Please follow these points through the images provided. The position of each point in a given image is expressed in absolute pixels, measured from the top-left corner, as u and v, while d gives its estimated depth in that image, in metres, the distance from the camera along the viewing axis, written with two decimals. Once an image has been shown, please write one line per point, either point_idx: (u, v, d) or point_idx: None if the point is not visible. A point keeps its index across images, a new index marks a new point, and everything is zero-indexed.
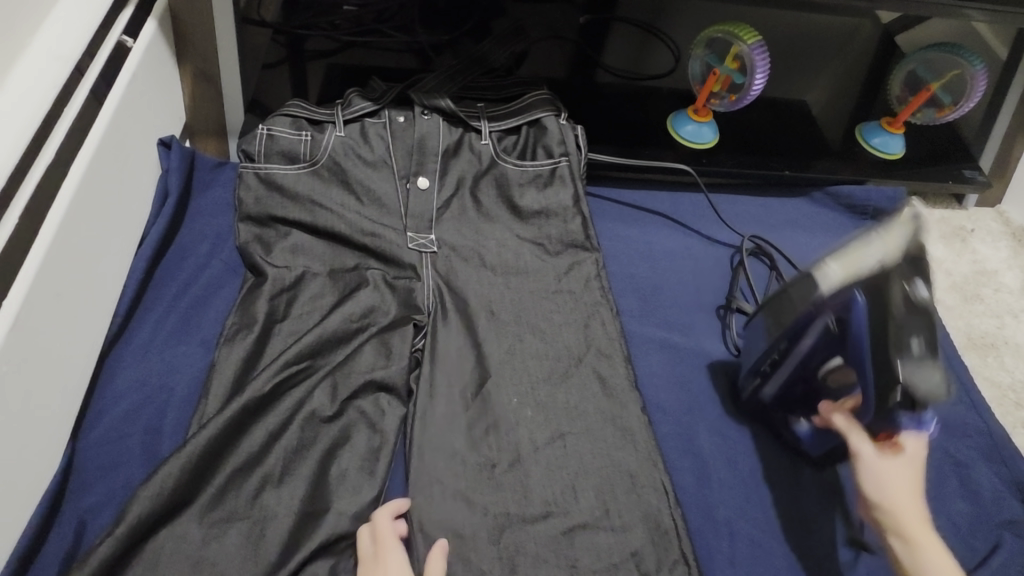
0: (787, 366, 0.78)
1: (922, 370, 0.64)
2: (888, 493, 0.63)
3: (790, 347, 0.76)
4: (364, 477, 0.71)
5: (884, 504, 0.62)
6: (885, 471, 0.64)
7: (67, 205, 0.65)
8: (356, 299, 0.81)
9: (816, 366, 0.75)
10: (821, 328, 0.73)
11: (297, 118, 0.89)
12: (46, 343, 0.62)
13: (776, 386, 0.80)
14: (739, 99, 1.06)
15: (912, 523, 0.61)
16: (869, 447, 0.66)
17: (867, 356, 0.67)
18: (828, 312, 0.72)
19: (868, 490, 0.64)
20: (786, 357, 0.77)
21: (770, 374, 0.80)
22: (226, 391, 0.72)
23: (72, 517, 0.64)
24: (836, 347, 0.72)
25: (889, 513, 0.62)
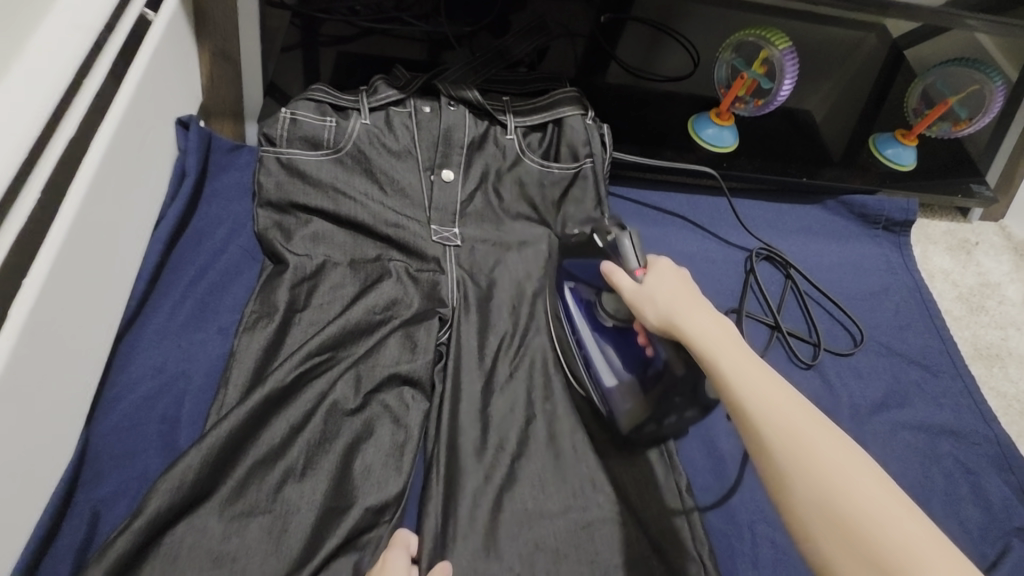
0: (593, 350, 0.75)
1: (597, 229, 0.77)
2: (662, 307, 0.64)
3: (579, 334, 0.77)
4: (390, 472, 0.69)
5: (665, 313, 0.63)
6: (647, 288, 0.66)
7: (90, 179, 0.62)
8: (379, 290, 0.79)
9: (603, 331, 0.75)
10: (573, 296, 0.78)
11: (321, 103, 0.87)
12: (68, 326, 0.60)
13: (608, 374, 0.74)
14: (765, 104, 1.09)
15: (685, 311, 0.62)
16: (627, 284, 0.67)
17: (593, 263, 0.76)
18: (564, 286, 0.80)
19: (649, 302, 0.65)
20: (590, 346, 0.76)
21: (593, 375, 0.75)
22: (246, 381, 0.70)
23: (85, 507, 0.61)
24: (589, 299, 0.77)
25: (666, 309, 0.63)
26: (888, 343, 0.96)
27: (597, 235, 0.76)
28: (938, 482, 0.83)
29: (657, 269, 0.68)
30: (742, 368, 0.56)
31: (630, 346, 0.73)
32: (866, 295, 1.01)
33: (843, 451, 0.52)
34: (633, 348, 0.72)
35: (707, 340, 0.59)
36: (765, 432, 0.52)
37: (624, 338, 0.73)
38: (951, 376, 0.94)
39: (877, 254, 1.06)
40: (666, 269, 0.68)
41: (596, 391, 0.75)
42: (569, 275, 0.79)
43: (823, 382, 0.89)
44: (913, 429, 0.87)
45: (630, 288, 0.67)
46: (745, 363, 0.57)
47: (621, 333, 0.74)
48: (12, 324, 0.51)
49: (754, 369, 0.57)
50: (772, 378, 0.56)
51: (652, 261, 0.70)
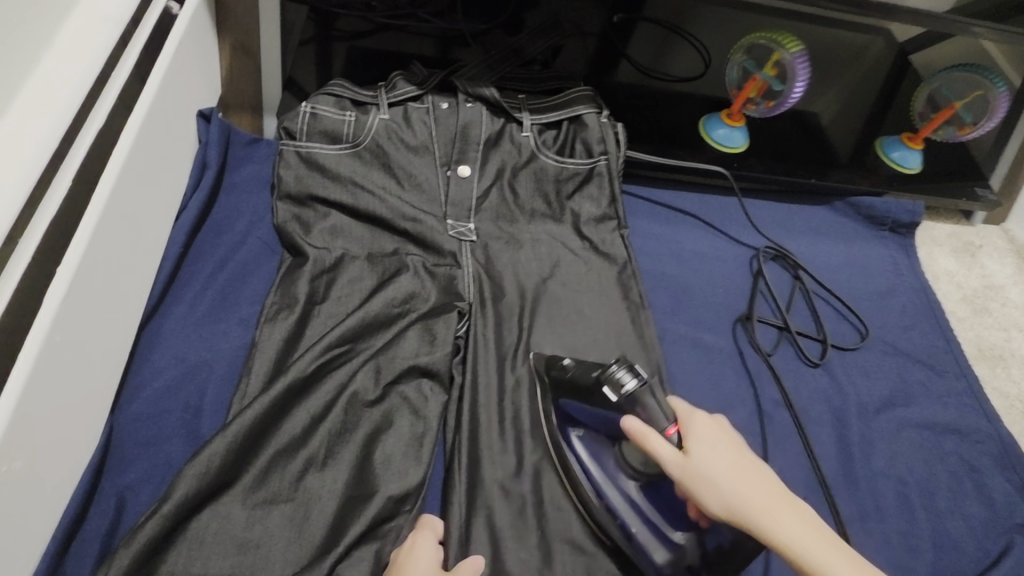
0: (632, 519, 0.67)
1: (603, 377, 0.68)
2: (726, 493, 0.56)
3: (609, 502, 0.68)
4: (409, 463, 0.70)
5: (735, 511, 0.56)
6: (702, 469, 0.58)
7: (118, 171, 0.63)
8: (397, 284, 0.80)
9: (636, 492, 0.68)
10: (586, 447, 0.72)
11: (340, 97, 0.88)
12: (95, 314, 0.61)
13: (661, 551, 0.65)
14: (776, 105, 1.10)
15: (758, 504, 0.56)
16: (673, 456, 0.59)
17: (605, 415, 0.68)
18: (570, 434, 0.73)
19: (715, 495, 0.57)
20: (625, 511, 0.67)
21: (638, 548, 0.66)
22: (268, 371, 0.71)
23: (111, 492, 0.63)
24: (609, 456, 0.71)
25: (735, 502, 0.56)
26: (894, 342, 0.97)
27: (607, 387, 0.66)
28: (942, 480, 0.85)
29: (696, 429, 0.61)
30: (837, 566, 0.53)
31: (674, 510, 0.66)
32: (872, 296, 1.02)
33: None
34: (679, 512, 0.65)
35: (796, 545, 0.54)
36: None
37: (662, 496, 0.67)
38: (955, 376, 0.95)
39: (883, 255, 1.07)
40: (705, 427, 0.61)
41: (648, 567, 0.65)
42: (572, 421, 0.73)
43: (832, 381, 0.91)
44: (918, 427, 0.89)
45: (674, 459, 0.59)
46: (835, 554, 0.54)
47: (655, 490, 0.68)
48: (46, 308, 0.53)
49: (853, 572, 0.53)
50: (860, 565, 0.54)
51: (685, 414, 0.63)
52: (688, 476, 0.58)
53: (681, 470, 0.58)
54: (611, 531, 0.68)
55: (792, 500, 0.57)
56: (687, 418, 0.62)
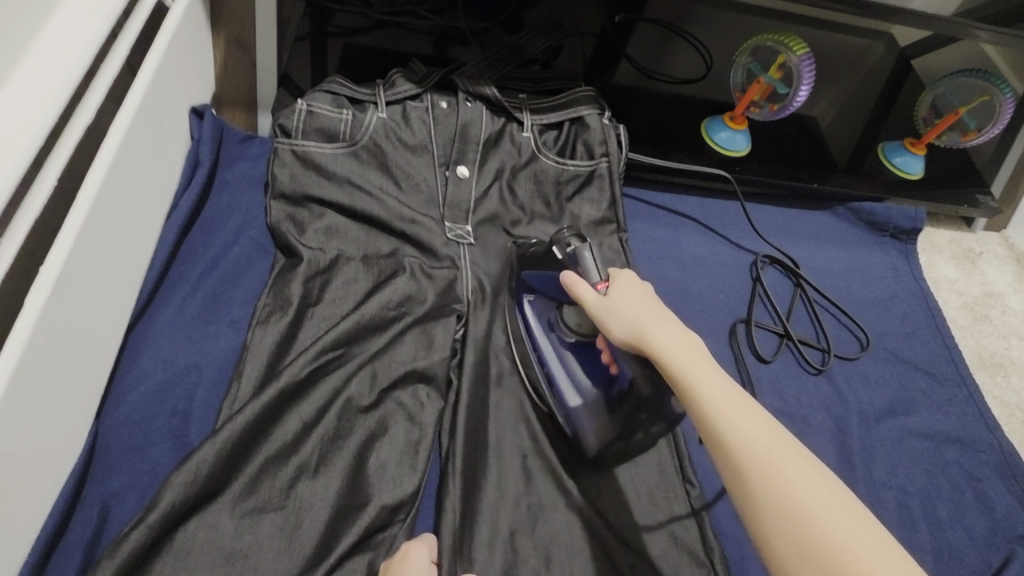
0: (557, 367, 0.74)
1: (557, 242, 0.75)
2: (628, 319, 0.62)
3: (540, 351, 0.76)
4: (404, 470, 0.68)
5: (633, 336, 0.60)
6: (613, 303, 0.64)
7: (106, 169, 0.61)
8: (393, 286, 0.78)
9: (567, 349, 0.74)
10: (533, 309, 0.78)
11: (337, 95, 0.86)
12: (80, 315, 0.59)
13: (573, 394, 0.72)
14: (780, 109, 1.09)
15: (657, 332, 0.59)
16: (590, 297, 0.65)
17: (552, 275, 0.75)
18: (523, 297, 0.79)
19: (618, 321, 0.62)
20: (553, 361, 0.75)
21: (556, 393, 0.73)
22: (259, 375, 0.69)
23: (94, 501, 0.60)
24: (551, 317, 0.77)
25: (632, 329, 0.61)
26: (894, 349, 0.96)
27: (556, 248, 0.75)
28: (943, 489, 0.84)
29: (620, 280, 0.66)
30: (708, 385, 0.54)
31: (594, 363, 0.73)
32: (873, 302, 1.01)
33: (823, 484, 0.50)
34: (598, 366, 0.71)
35: (679, 365, 0.56)
36: (749, 474, 0.50)
37: (587, 352, 0.73)
38: (955, 384, 0.95)
39: (884, 262, 1.07)
40: (629, 280, 0.66)
41: (560, 410, 0.73)
42: (528, 288, 0.79)
43: (832, 387, 0.90)
44: (919, 436, 0.88)
45: (592, 300, 0.65)
46: (715, 380, 0.55)
47: (585, 349, 0.73)
48: (28, 312, 0.51)
49: (733, 400, 0.54)
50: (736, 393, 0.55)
51: (614, 272, 0.68)
52: (599, 309, 0.64)
53: (594, 303, 0.65)
54: (536, 380, 0.76)
55: (692, 339, 0.59)
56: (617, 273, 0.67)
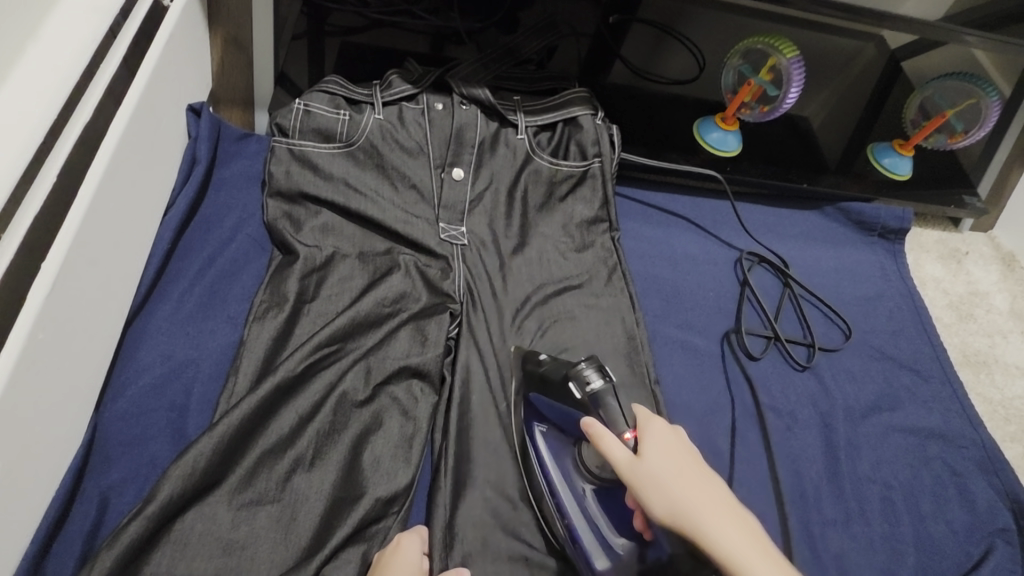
0: (580, 519, 0.68)
1: (571, 374, 0.69)
2: (671, 497, 0.56)
3: (559, 499, 0.69)
4: (398, 464, 0.69)
5: (679, 520, 0.55)
6: (651, 470, 0.58)
7: (106, 166, 0.62)
8: (389, 283, 0.79)
9: (588, 494, 0.70)
10: (546, 445, 0.73)
11: (334, 95, 0.87)
12: (80, 310, 0.60)
13: (601, 553, 0.66)
14: (770, 111, 1.11)
15: (707, 517, 0.55)
16: (624, 456, 0.59)
17: (569, 412, 0.70)
18: (535, 430, 0.74)
19: (660, 496, 0.56)
20: (574, 513, 0.68)
21: (580, 550, 0.66)
22: (256, 370, 0.70)
23: (93, 493, 0.62)
24: (568, 454, 0.72)
25: (675, 509, 0.56)
26: (880, 347, 0.98)
27: (573, 383, 0.68)
28: (926, 484, 0.86)
29: (652, 433, 0.61)
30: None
31: (620, 516, 0.68)
32: (861, 301, 1.03)
33: None
34: (626, 521, 0.67)
35: (735, 559, 0.52)
36: None
37: (611, 498, 0.69)
38: (939, 381, 0.97)
39: (872, 261, 1.08)
40: (662, 433, 0.61)
41: (586, 571, 0.66)
42: (540, 418, 0.74)
43: (819, 384, 0.92)
44: (904, 432, 0.90)
45: (626, 460, 0.59)
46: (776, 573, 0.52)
47: (608, 493, 0.70)
48: (31, 305, 0.52)
49: None
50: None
51: (643, 419, 0.63)
52: (636, 478, 0.58)
53: (628, 469, 0.59)
54: (557, 531, 0.68)
55: (742, 517, 0.56)
56: (647, 425, 0.62)
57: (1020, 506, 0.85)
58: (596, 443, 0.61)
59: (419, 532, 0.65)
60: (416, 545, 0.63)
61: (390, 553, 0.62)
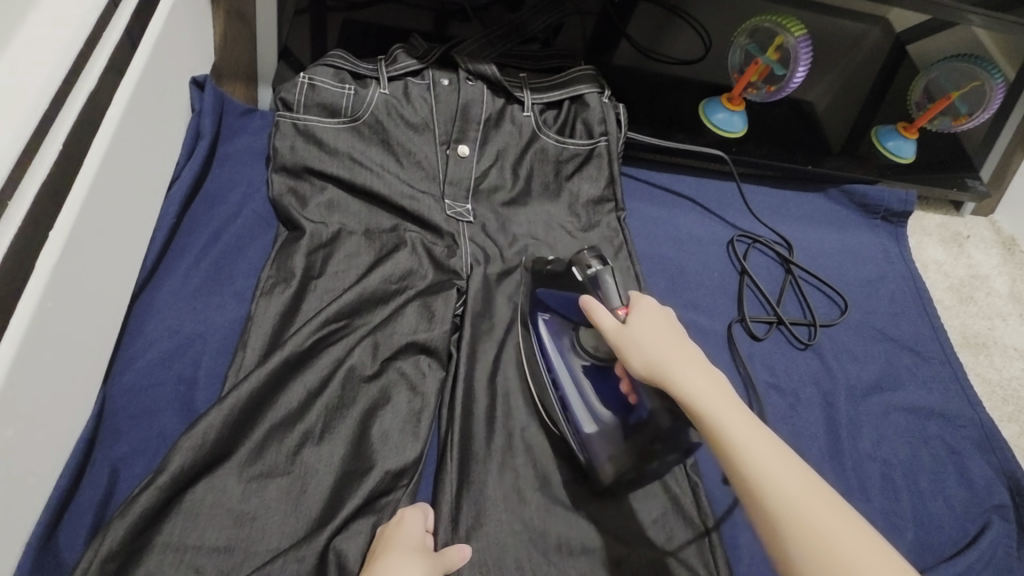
0: (572, 393, 0.72)
1: (575, 262, 0.73)
2: (647, 352, 0.59)
3: (555, 373, 0.74)
4: (407, 437, 0.69)
5: (653, 369, 0.58)
6: (633, 332, 0.61)
7: (111, 135, 0.62)
8: (395, 260, 0.79)
9: (581, 370, 0.74)
10: (548, 329, 0.77)
11: (339, 70, 0.86)
12: (87, 281, 0.60)
13: (587, 419, 0.70)
14: (776, 91, 1.12)
15: (682, 368, 0.57)
16: (610, 323, 0.63)
17: (571, 295, 0.73)
18: (539, 317, 0.78)
19: (638, 351, 0.60)
20: (568, 386, 0.73)
21: (571, 417, 0.71)
22: (264, 345, 0.70)
23: (104, 464, 0.62)
24: (567, 336, 0.76)
25: (650, 362, 0.59)
26: (882, 328, 0.99)
27: (575, 267, 0.72)
28: (924, 461, 0.87)
29: (640, 305, 0.64)
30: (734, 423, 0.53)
31: (609, 390, 0.71)
32: (863, 282, 1.04)
33: (856, 531, 0.49)
34: (614, 393, 0.70)
35: (705, 404, 0.55)
36: (783, 526, 0.49)
37: (603, 376, 0.72)
38: (939, 362, 0.97)
39: (874, 244, 1.09)
40: (651, 307, 0.64)
41: (574, 436, 0.71)
42: (542, 306, 0.77)
43: (820, 362, 0.93)
44: (904, 411, 0.91)
45: (610, 325, 0.63)
46: (741, 419, 0.54)
47: (600, 370, 0.73)
48: (40, 273, 0.52)
49: (763, 443, 0.53)
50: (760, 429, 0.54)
51: (635, 297, 0.66)
52: (619, 338, 0.62)
53: (613, 330, 0.63)
54: (549, 405, 0.74)
55: (716, 375, 0.58)
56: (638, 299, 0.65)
57: (1017, 483, 0.87)
58: (588, 309, 0.65)
59: (420, 511, 0.65)
60: (419, 526, 0.63)
61: (392, 532, 0.62)
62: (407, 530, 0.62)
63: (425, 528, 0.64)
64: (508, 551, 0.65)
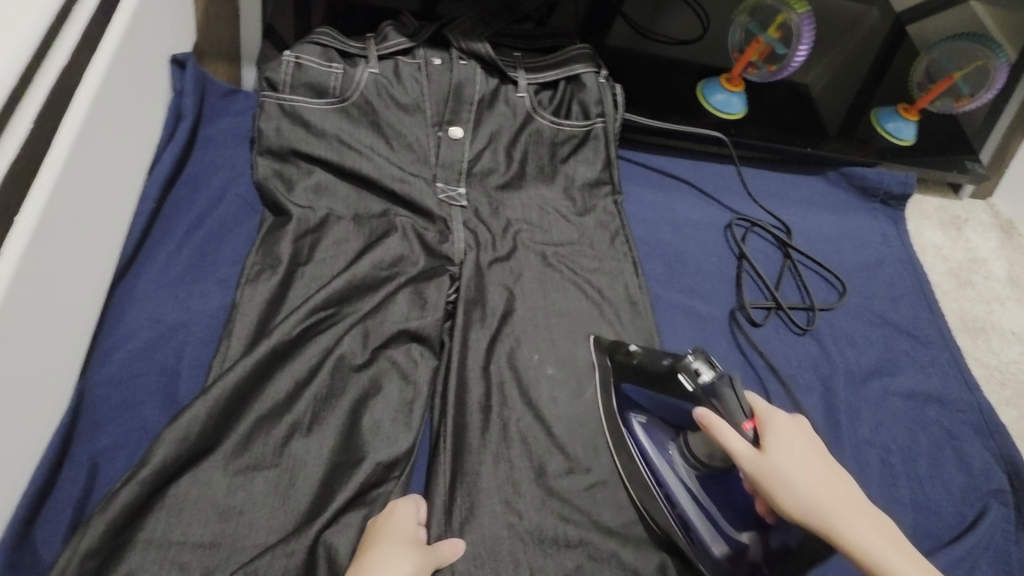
0: (692, 510, 0.67)
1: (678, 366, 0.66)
2: (802, 494, 0.57)
3: (667, 488, 0.69)
4: (399, 428, 0.67)
5: (810, 513, 0.56)
6: (779, 467, 0.58)
7: (82, 113, 0.59)
8: (386, 246, 0.76)
9: (694, 480, 0.68)
10: (647, 435, 0.71)
11: (326, 47, 0.82)
12: (62, 267, 0.57)
13: (717, 541, 0.66)
14: (778, 71, 1.08)
15: (842, 514, 0.56)
16: (747, 451, 0.59)
17: (674, 401, 0.67)
18: (635, 423, 0.72)
19: (791, 492, 0.57)
20: (684, 500, 0.68)
21: (695, 539, 0.66)
22: (250, 333, 0.68)
23: (83, 458, 0.59)
24: (670, 443, 0.70)
25: (809, 506, 0.57)
26: (881, 313, 0.98)
27: (681, 374, 0.66)
28: (922, 447, 0.86)
29: (775, 428, 0.61)
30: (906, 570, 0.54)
31: (735, 506, 0.66)
32: (862, 267, 1.02)
33: None
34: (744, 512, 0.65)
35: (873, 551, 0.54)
36: None
37: (719, 484, 0.67)
38: (938, 346, 0.97)
39: (873, 228, 1.07)
40: (786, 426, 0.61)
41: (703, 559, 0.66)
42: (636, 408, 0.72)
43: (818, 347, 0.91)
44: (903, 396, 0.90)
45: (749, 456, 0.59)
46: (905, 561, 0.55)
47: (718, 482, 0.67)
48: (7, 258, 0.49)
49: None
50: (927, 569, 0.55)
51: (764, 413, 0.62)
52: (766, 477, 0.58)
53: (755, 465, 0.59)
54: (666, 523, 0.68)
55: (871, 511, 0.57)
56: (769, 419, 0.61)
57: (1014, 467, 0.86)
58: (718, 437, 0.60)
59: (412, 503, 0.63)
60: (411, 516, 0.62)
61: (382, 525, 0.60)
62: (397, 522, 0.60)
63: (418, 519, 0.62)
64: (503, 544, 0.64)
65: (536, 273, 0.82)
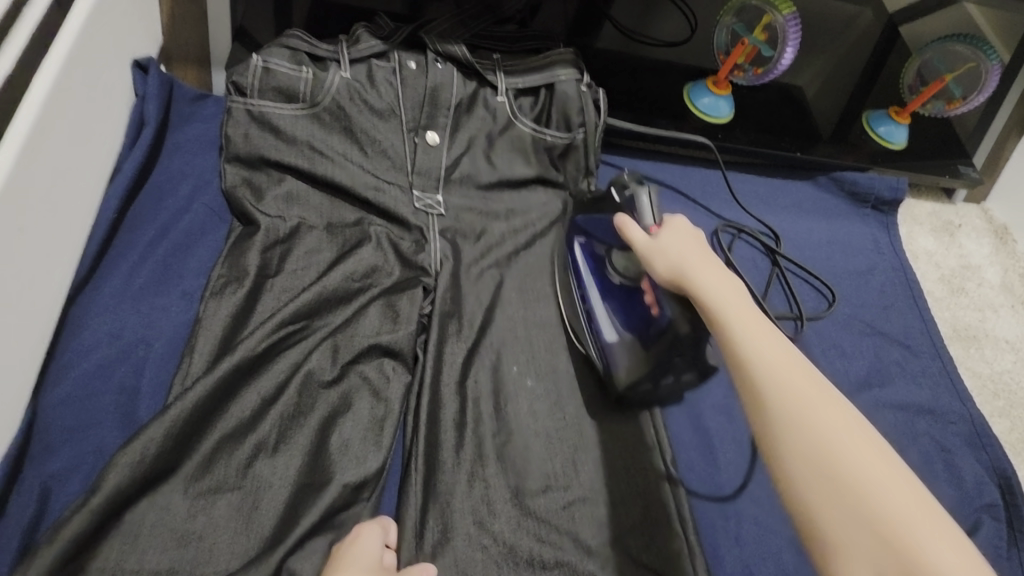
0: (597, 304, 0.75)
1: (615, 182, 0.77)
2: (672, 260, 0.63)
3: (584, 287, 0.77)
4: (369, 447, 0.65)
5: (675, 275, 0.62)
6: (662, 244, 0.65)
7: (31, 121, 0.56)
8: (358, 256, 0.74)
9: (610, 287, 0.75)
10: (582, 249, 0.79)
11: (296, 51, 0.80)
12: (8, 283, 0.54)
13: (609, 328, 0.74)
14: (765, 73, 1.07)
15: (705, 284, 0.59)
16: (640, 236, 0.67)
17: (606, 218, 0.77)
18: (575, 241, 0.80)
19: (662, 259, 0.64)
20: (595, 298, 0.76)
21: (593, 325, 0.75)
22: (214, 349, 0.65)
23: (35, 483, 0.57)
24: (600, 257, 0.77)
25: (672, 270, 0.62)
26: (871, 322, 0.96)
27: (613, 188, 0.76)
28: (914, 460, 0.84)
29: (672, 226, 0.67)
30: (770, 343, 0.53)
31: (637, 307, 0.73)
32: (852, 274, 1.00)
33: (865, 456, 0.48)
34: (638, 307, 0.72)
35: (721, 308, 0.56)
36: (789, 437, 0.49)
37: (630, 294, 0.74)
38: (930, 357, 0.94)
39: (865, 234, 1.05)
40: (683, 228, 0.66)
41: (595, 343, 0.74)
42: (580, 230, 0.80)
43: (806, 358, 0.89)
44: (893, 408, 0.88)
45: (642, 241, 0.67)
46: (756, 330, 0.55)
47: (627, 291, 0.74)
48: None
49: (779, 355, 0.52)
50: (804, 369, 0.52)
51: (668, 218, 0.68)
52: (648, 251, 0.65)
53: (642, 241, 0.66)
54: (575, 314, 0.77)
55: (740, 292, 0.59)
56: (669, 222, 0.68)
57: (1007, 482, 0.84)
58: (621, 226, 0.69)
59: (382, 526, 0.60)
60: (378, 535, 0.59)
61: (348, 547, 0.58)
62: (363, 542, 0.58)
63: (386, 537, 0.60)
64: (476, 567, 0.62)
65: (516, 283, 0.79)
